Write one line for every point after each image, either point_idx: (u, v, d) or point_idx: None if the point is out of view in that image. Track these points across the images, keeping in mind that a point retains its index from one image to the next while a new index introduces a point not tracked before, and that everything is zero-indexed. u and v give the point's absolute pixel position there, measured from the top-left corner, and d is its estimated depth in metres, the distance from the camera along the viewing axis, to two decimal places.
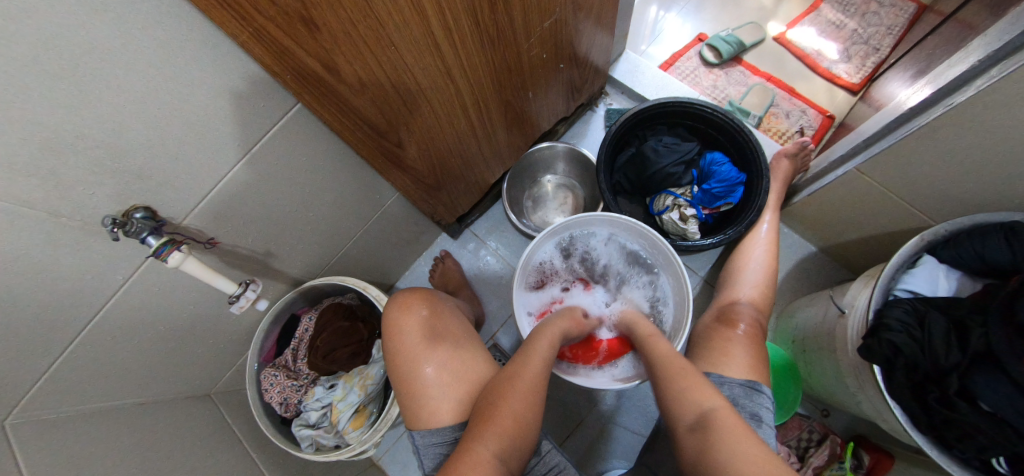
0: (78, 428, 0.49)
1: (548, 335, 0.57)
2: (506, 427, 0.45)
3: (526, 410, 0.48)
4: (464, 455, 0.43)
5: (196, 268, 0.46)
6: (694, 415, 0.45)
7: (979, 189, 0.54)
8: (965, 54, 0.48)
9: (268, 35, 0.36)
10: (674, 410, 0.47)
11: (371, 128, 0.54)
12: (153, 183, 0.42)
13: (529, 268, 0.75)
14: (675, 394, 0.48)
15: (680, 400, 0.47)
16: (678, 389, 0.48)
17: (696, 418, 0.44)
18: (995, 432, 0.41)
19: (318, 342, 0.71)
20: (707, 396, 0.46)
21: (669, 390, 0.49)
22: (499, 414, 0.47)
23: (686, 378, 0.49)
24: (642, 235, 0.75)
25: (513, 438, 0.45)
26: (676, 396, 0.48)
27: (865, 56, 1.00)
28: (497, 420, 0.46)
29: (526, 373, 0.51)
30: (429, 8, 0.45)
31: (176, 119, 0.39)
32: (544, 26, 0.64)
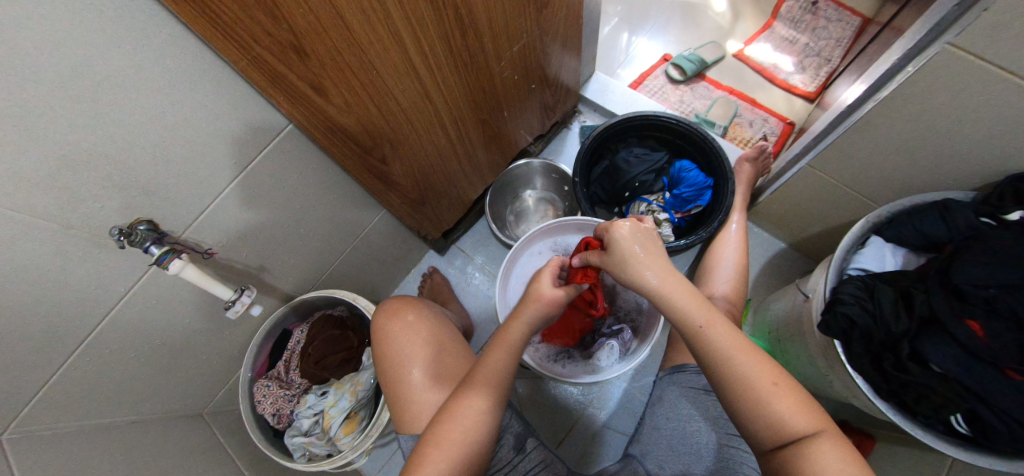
0: (74, 442, 0.50)
1: (501, 342, 0.48)
2: (447, 454, 0.43)
3: (472, 432, 0.45)
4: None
5: (195, 275, 0.48)
6: (789, 444, 0.36)
7: (914, 175, 0.59)
8: (889, 55, 0.54)
9: (265, 62, 0.41)
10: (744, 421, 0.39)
11: (357, 145, 0.58)
12: (156, 198, 0.46)
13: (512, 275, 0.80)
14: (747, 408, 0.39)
15: (772, 431, 0.37)
16: (771, 417, 0.37)
17: (789, 449, 0.36)
18: (945, 389, 0.43)
19: (309, 350, 0.73)
20: (808, 419, 0.37)
21: (752, 414, 0.38)
22: (439, 441, 0.44)
23: (779, 401, 0.37)
24: None
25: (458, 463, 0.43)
26: (767, 422, 0.37)
27: (818, 67, 1.09)
28: (438, 448, 0.43)
29: (475, 393, 0.47)
30: (406, 36, 0.51)
31: (179, 137, 0.44)
32: (513, 51, 0.71)
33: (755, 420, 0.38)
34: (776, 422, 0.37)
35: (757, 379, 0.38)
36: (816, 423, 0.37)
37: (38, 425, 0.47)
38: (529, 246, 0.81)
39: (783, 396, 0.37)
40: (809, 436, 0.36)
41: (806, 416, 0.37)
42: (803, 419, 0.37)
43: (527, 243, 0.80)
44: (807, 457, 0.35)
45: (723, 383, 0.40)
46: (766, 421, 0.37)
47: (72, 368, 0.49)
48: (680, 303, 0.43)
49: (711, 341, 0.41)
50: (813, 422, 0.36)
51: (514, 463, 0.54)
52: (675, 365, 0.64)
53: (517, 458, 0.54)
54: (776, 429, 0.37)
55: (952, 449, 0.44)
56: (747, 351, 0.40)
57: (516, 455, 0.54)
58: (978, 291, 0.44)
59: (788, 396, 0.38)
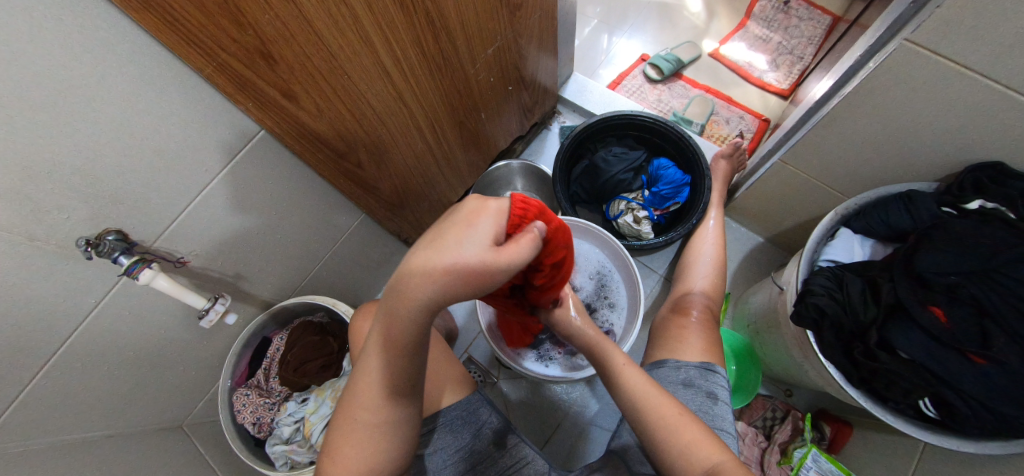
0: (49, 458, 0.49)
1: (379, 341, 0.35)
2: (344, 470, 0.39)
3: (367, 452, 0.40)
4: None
5: (167, 285, 0.47)
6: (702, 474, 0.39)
7: (877, 168, 0.61)
8: (853, 51, 0.56)
9: (231, 68, 0.41)
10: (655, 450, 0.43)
11: (330, 150, 0.58)
12: (125, 207, 0.45)
13: None
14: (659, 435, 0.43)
15: (683, 459, 0.41)
16: (680, 445, 0.41)
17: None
18: (912, 375, 0.44)
19: (289, 357, 0.73)
20: (713, 449, 0.40)
21: (665, 444, 0.43)
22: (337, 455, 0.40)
23: (685, 431, 0.42)
24: (594, 235, 0.80)
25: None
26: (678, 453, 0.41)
27: (791, 65, 1.11)
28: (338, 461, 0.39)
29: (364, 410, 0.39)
30: (376, 40, 0.51)
31: (146, 145, 0.43)
32: (488, 53, 0.72)
33: (668, 450, 0.42)
34: (685, 450, 0.41)
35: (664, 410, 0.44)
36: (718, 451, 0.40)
37: (14, 440, 0.46)
38: None
39: (686, 424, 0.43)
40: (718, 461, 0.39)
41: (715, 444, 0.41)
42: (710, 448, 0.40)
43: None
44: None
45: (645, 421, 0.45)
46: (676, 450, 0.41)
47: (44, 381, 0.48)
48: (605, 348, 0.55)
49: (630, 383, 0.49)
50: (718, 451, 0.40)
51: (494, 458, 0.54)
52: (655, 360, 0.66)
53: (497, 454, 0.54)
54: (684, 456, 0.41)
55: (922, 433, 0.45)
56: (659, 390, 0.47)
57: (496, 451, 0.54)
58: (940, 278, 0.45)
59: (691, 424, 0.43)
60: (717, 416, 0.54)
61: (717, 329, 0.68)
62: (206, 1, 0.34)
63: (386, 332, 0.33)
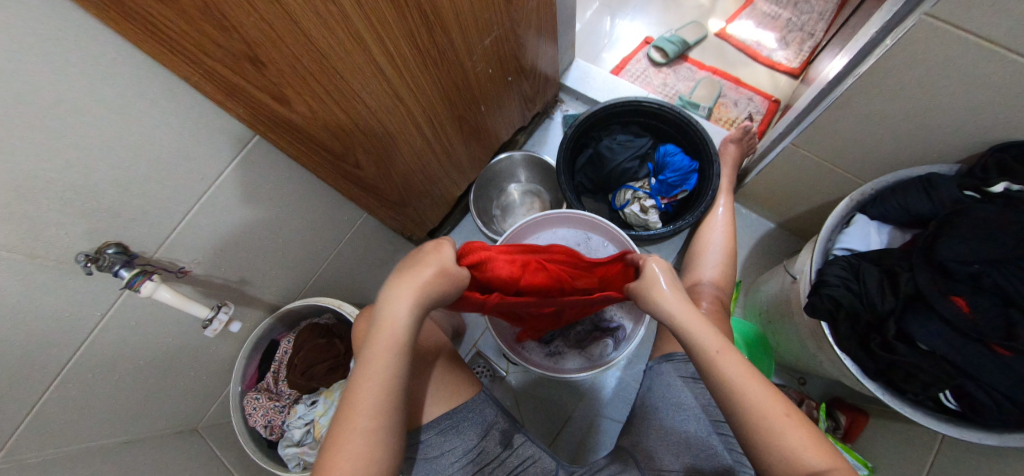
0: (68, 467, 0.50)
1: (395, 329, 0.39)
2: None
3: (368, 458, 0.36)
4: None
5: (170, 296, 0.47)
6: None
7: (896, 150, 0.58)
8: (869, 26, 0.53)
9: (219, 75, 0.40)
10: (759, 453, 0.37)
11: (326, 151, 0.57)
12: (122, 220, 0.45)
13: None
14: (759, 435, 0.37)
15: (786, 470, 0.35)
16: (783, 450, 0.36)
17: None
18: (933, 367, 0.43)
19: (296, 360, 0.73)
20: (824, 456, 0.35)
21: (762, 445, 0.37)
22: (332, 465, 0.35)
23: (793, 433, 0.36)
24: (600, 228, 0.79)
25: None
26: (781, 456, 0.36)
27: (801, 42, 1.07)
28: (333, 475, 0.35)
29: (363, 418, 0.36)
30: (367, 37, 0.50)
31: (139, 157, 0.42)
32: (485, 43, 0.70)
33: (766, 453, 0.37)
34: (791, 459, 0.35)
35: (766, 409, 0.38)
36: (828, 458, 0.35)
37: (34, 451, 0.47)
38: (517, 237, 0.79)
39: (792, 426, 0.37)
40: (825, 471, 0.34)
41: (820, 450, 0.35)
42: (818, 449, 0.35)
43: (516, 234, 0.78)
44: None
45: (731, 403, 0.39)
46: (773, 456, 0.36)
47: (57, 393, 0.48)
48: (698, 336, 0.44)
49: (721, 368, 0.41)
50: (828, 461, 0.35)
51: (502, 457, 0.54)
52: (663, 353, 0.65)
53: (505, 453, 0.54)
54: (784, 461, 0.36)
55: (942, 426, 0.43)
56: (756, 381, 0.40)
57: (503, 450, 0.55)
58: (962, 267, 0.42)
59: (796, 426, 0.37)
60: None
61: (727, 321, 0.66)
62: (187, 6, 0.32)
63: (399, 324, 0.39)
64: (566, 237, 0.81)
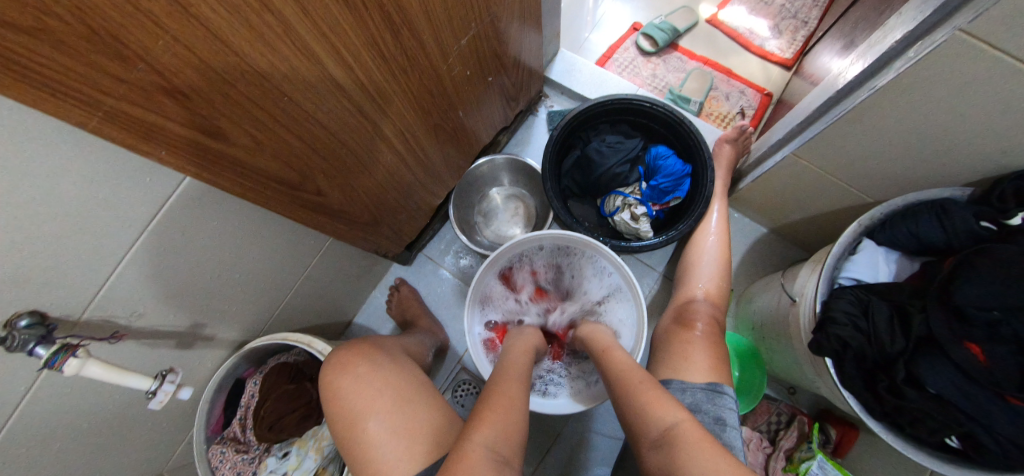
0: None
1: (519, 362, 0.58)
2: (497, 420, 0.46)
3: (511, 411, 0.48)
4: (456, 455, 0.42)
5: (102, 373, 0.40)
6: (659, 439, 0.44)
7: (904, 167, 0.54)
8: (886, 31, 0.48)
9: (130, 117, 0.32)
10: (638, 424, 0.48)
11: (282, 183, 0.50)
12: (32, 286, 0.37)
13: (484, 286, 0.74)
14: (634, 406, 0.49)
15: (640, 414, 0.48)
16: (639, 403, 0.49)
17: (659, 433, 0.45)
18: (941, 413, 0.41)
19: (262, 411, 0.67)
20: (669, 409, 0.46)
21: (631, 405, 0.50)
22: (491, 408, 0.48)
23: (645, 398, 0.48)
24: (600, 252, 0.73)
25: (505, 435, 0.45)
26: (641, 416, 0.47)
27: (795, 31, 1.01)
28: (490, 414, 0.47)
29: (512, 391, 0.51)
30: (320, 52, 0.42)
31: (41, 216, 0.34)
32: (461, 44, 0.62)
33: (634, 414, 0.49)
34: (642, 409, 0.48)
35: (635, 379, 0.52)
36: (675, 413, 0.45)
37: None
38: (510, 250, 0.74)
39: (645, 391, 0.50)
40: (673, 422, 0.44)
41: (673, 409, 0.46)
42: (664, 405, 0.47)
43: (509, 249, 0.74)
44: (666, 438, 0.44)
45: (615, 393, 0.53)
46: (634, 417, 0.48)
47: None
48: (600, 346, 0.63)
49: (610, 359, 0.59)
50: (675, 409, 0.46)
51: None
52: (658, 379, 0.62)
53: None
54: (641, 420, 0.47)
55: (945, 468, 0.43)
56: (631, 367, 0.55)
57: None
58: (981, 312, 0.39)
59: (646, 389, 0.50)
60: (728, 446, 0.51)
61: (723, 342, 0.64)
62: (59, 34, 0.24)
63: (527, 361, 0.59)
64: (557, 250, 0.77)
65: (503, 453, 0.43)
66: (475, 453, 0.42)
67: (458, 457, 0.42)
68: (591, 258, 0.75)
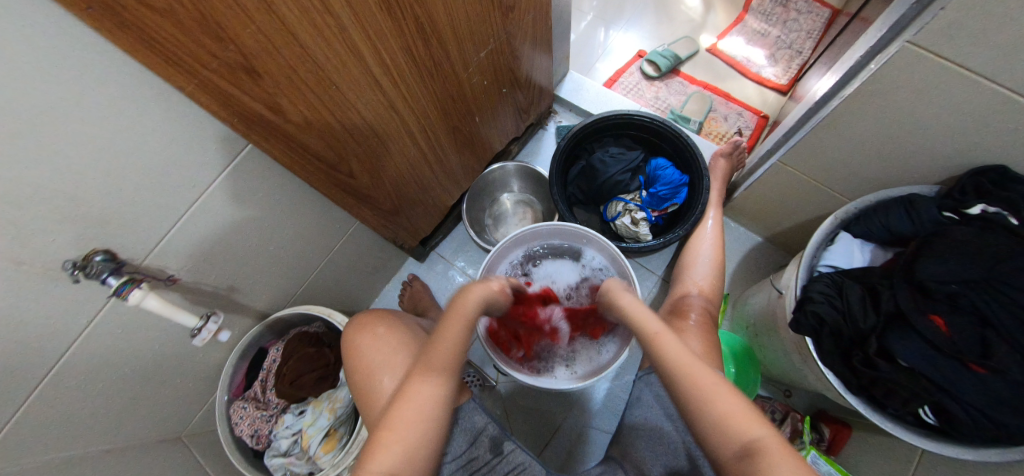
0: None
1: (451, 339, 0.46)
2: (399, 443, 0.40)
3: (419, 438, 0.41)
4: None
5: (157, 305, 0.46)
6: (740, 452, 0.36)
7: (878, 170, 0.60)
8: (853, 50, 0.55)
9: (216, 86, 0.40)
10: (709, 437, 0.38)
11: (321, 161, 0.57)
12: (112, 227, 0.45)
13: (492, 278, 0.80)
14: (707, 419, 0.38)
15: (716, 428, 0.37)
16: (713, 416, 0.38)
17: (738, 452, 0.36)
18: (914, 386, 0.44)
19: (284, 370, 0.72)
20: (751, 424, 0.37)
21: (697, 408, 0.39)
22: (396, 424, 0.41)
23: (727, 404, 0.38)
24: (600, 245, 0.79)
25: (421, 436, 0.41)
26: (711, 420, 0.38)
27: (790, 60, 1.09)
28: (392, 433, 0.41)
29: (422, 400, 0.43)
30: (365, 51, 0.50)
31: (131, 165, 0.42)
32: (481, 56, 0.71)
33: (698, 419, 0.39)
34: (722, 422, 0.37)
35: (701, 379, 0.40)
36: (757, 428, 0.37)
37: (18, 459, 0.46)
38: (516, 247, 0.81)
39: (727, 396, 0.39)
40: (756, 436, 0.36)
41: (755, 421, 0.37)
42: (751, 416, 0.37)
43: (514, 244, 0.80)
44: (751, 455, 0.35)
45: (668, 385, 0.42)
46: (710, 425, 0.38)
47: (37, 403, 0.47)
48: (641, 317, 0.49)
49: (663, 349, 0.43)
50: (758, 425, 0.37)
51: (493, 465, 0.54)
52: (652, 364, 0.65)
53: (494, 461, 0.54)
54: (723, 432, 0.37)
55: (922, 441, 0.45)
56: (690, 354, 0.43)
57: (494, 458, 0.55)
58: (941, 287, 0.44)
59: (728, 392, 0.39)
60: None
61: (715, 333, 0.67)
62: (184, 15, 0.33)
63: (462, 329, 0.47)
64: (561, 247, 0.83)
65: None
66: None
67: None
68: (581, 251, 0.82)
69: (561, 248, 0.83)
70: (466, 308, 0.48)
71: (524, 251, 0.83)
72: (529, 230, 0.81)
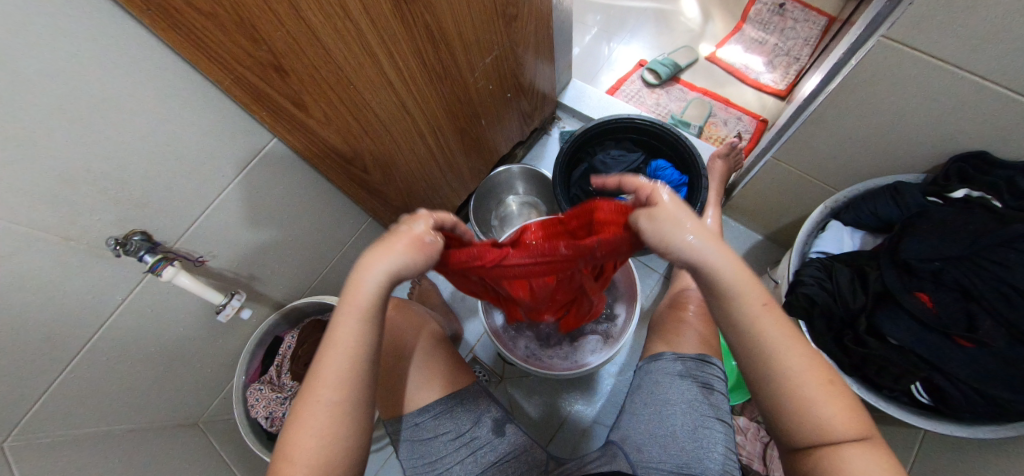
0: (82, 445, 0.52)
1: (340, 340, 0.37)
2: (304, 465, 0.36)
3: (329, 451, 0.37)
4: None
5: (188, 281, 0.50)
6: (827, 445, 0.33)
7: (868, 162, 0.62)
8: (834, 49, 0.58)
9: (249, 81, 0.45)
10: (798, 434, 0.34)
11: (338, 156, 0.62)
12: (150, 210, 0.49)
13: None
14: (808, 423, 0.33)
15: (813, 432, 0.33)
16: (817, 419, 0.33)
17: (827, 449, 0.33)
18: (905, 362, 0.48)
19: (301, 352, 0.75)
20: (852, 425, 0.33)
21: (796, 412, 0.34)
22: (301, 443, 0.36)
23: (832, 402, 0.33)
24: None
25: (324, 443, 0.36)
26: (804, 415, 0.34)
27: (787, 66, 1.13)
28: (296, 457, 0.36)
29: (324, 411, 0.36)
30: (380, 53, 0.55)
31: (170, 152, 0.47)
32: (486, 62, 0.76)
33: (796, 422, 0.34)
34: (824, 427, 0.33)
35: (806, 377, 0.33)
36: (859, 430, 0.33)
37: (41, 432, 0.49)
38: None
39: (832, 397, 0.33)
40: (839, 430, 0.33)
41: (855, 423, 0.33)
42: (851, 417, 0.33)
43: None
44: (834, 453, 0.33)
45: (760, 367, 0.34)
46: (809, 423, 0.33)
47: (72, 374, 0.51)
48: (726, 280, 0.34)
49: (764, 329, 0.34)
50: (856, 425, 0.33)
51: (495, 445, 0.55)
52: (652, 354, 0.67)
53: (497, 441, 0.55)
54: (819, 432, 0.33)
55: (920, 420, 0.48)
56: (795, 343, 0.34)
57: (495, 437, 0.56)
58: (924, 265, 0.49)
59: (836, 393, 0.34)
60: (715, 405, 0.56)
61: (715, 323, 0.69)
62: (228, 19, 0.38)
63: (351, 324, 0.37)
64: None
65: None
66: None
67: None
68: None
69: None
70: (358, 297, 0.37)
71: None
72: None
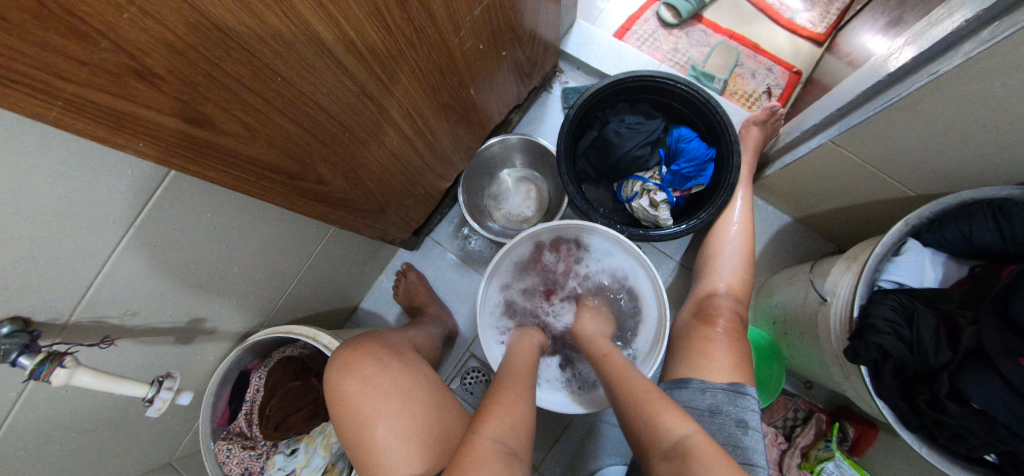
0: None
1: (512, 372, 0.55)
2: (505, 414, 0.46)
3: (519, 411, 0.47)
4: (464, 448, 0.42)
5: (93, 381, 0.37)
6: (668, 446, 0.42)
7: (957, 163, 0.50)
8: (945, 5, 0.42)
9: (99, 106, 0.26)
10: (646, 436, 0.45)
11: (278, 172, 0.45)
12: (9, 293, 0.34)
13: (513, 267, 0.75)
14: (644, 421, 0.46)
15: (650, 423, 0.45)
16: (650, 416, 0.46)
17: (671, 443, 0.42)
18: (986, 432, 0.40)
19: (268, 410, 0.66)
20: (681, 423, 0.43)
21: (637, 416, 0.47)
22: (498, 404, 0.47)
23: (682, 425, 0.43)
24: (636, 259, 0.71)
25: (516, 432, 0.45)
26: (648, 426, 0.45)
27: (829, 2, 0.92)
28: (496, 410, 0.46)
29: (520, 391, 0.51)
30: (318, 25, 0.36)
31: (11, 217, 0.30)
32: (473, 15, 0.55)
33: (637, 418, 0.47)
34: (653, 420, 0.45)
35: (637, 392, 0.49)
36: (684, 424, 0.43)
37: None
38: (546, 235, 0.74)
39: (649, 399, 0.47)
40: (684, 434, 0.42)
41: (683, 419, 0.44)
42: (681, 420, 0.44)
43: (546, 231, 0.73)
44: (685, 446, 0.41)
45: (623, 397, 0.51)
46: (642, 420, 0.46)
47: None
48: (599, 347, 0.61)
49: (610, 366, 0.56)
50: (683, 420, 0.43)
51: None
52: (677, 377, 0.60)
53: None
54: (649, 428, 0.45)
55: None
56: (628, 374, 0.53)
57: None
58: None
59: (659, 401, 0.47)
60: (749, 449, 0.49)
61: (745, 338, 0.62)
62: (15, 11, 0.18)
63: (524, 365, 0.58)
64: (597, 250, 0.75)
65: (511, 445, 0.43)
66: (485, 446, 0.41)
67: (468, 453, 0.41)
68: (612, 256, 0.74)
69: (595, 250, 0.75)
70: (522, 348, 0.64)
71: (554, 239, 0.75)
72: (565, 227, 0.73)
